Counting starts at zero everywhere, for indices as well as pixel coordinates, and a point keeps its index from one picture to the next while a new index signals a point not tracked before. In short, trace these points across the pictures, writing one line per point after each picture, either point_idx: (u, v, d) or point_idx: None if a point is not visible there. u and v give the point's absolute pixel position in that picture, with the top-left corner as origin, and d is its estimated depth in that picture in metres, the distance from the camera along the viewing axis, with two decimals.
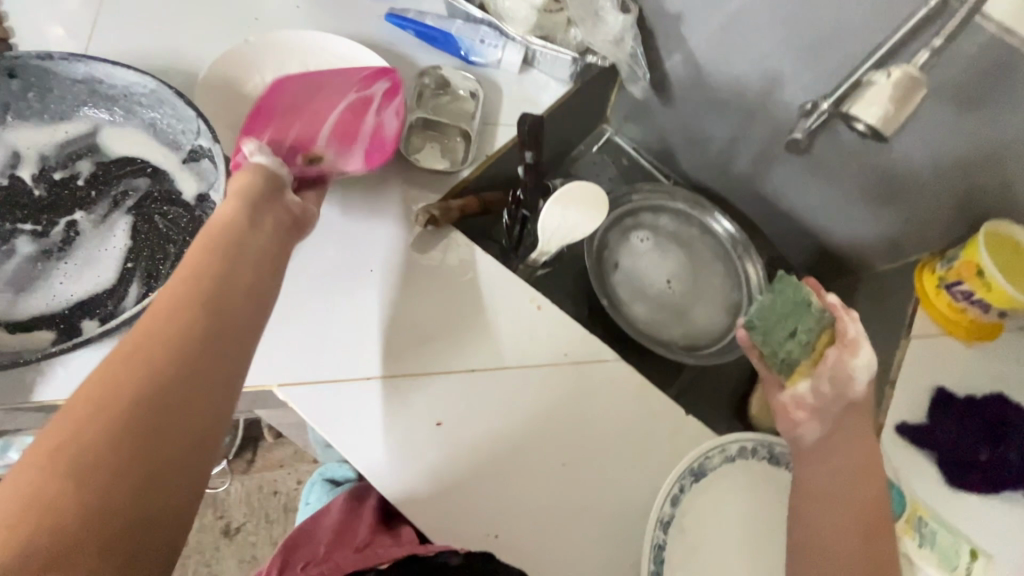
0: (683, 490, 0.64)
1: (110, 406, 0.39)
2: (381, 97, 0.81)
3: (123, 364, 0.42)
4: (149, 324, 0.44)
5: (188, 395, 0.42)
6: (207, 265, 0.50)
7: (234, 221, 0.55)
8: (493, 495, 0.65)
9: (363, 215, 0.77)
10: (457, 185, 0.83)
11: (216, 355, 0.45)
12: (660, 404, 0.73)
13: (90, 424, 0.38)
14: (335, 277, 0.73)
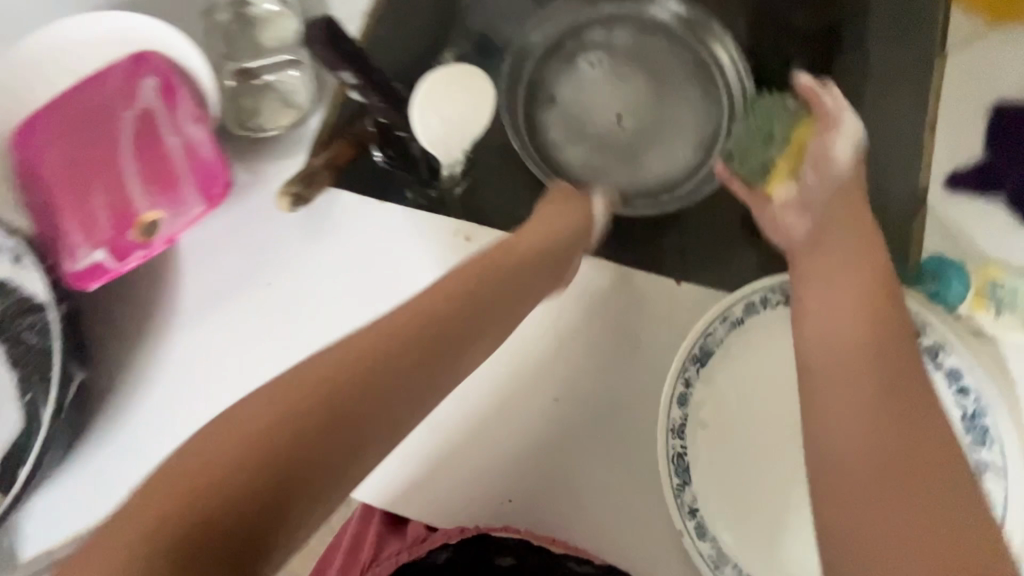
0: (690, 382, 0.55)
1: (319, 379, 0.43)
2: (161, 101, 0.62)
3: (340, 350, 0.45)
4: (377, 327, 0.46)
5: (364, 403, 0.43)
6: (417, 303, 0.49)
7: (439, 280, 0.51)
8: (497, 455, 0.61)
9: (236, 226, 0.64)
10: (316, 134, 0.67)
11: (393, 368, 0.45)
12: (641, 287, 0.63)
13: (319, 383, 0.43)
14: (240, 308, 0.63)
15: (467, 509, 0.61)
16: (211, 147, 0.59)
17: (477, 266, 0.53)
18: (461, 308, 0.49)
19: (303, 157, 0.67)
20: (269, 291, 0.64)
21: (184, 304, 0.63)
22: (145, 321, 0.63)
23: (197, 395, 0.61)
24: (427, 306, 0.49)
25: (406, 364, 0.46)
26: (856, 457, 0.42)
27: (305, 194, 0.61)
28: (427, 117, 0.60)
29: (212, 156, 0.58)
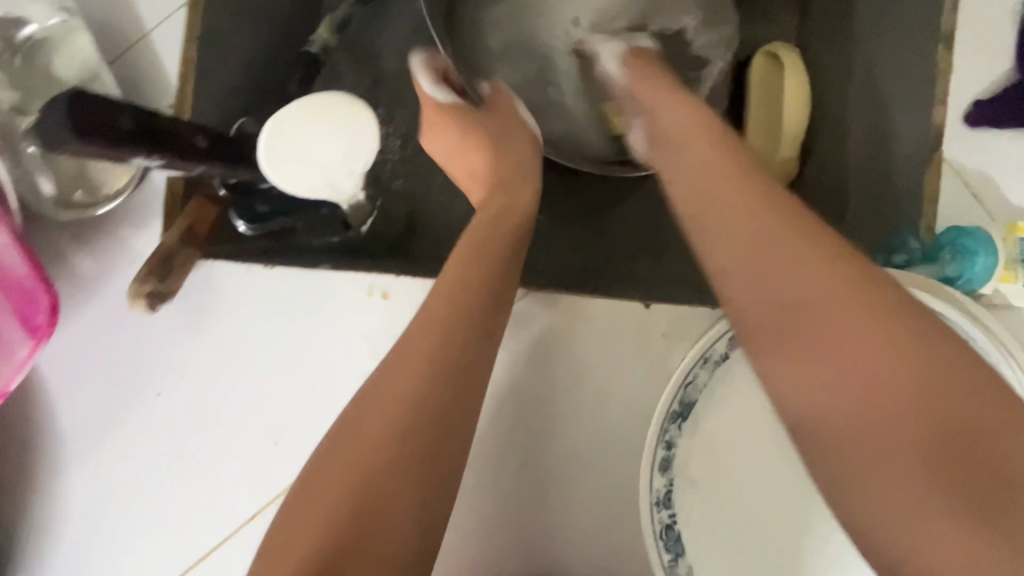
0: (672, 443, 0.47)
1: (345, 482, 0.35)
2: None
3: (357, 438, 0.36)
4: (382, 386, 0.37)
5: (406, 491, 0.35)
6: (411, 342, 0.39)
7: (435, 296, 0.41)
8: (475, 538, 0.52)
9: (106, 329, 0.52)
10: (166, 193, 0.52)
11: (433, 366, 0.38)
12: (602, 317, 0.53)
13: (345, 486, 0.34)
14: (134, 427, 0.52)
15: None
16: (21, 261, 0.44)
17: (465, 258, 0.42)
18: (471, 332, 0.39)
19: (158, 226, 0.52)
20: (161, 404, 0.52)
21: (61, 439, 0.52)
22: (16, 471, 0.51)
23: (99, 546, 0.51)
24: (430, 335, 0.39)
25: (438, 410, 0.37)
26: (923, 500, 0.29)
27: (167, 288, 0.48)
28: (290, 168, 0.44)
29: (28, 276, 0.44)
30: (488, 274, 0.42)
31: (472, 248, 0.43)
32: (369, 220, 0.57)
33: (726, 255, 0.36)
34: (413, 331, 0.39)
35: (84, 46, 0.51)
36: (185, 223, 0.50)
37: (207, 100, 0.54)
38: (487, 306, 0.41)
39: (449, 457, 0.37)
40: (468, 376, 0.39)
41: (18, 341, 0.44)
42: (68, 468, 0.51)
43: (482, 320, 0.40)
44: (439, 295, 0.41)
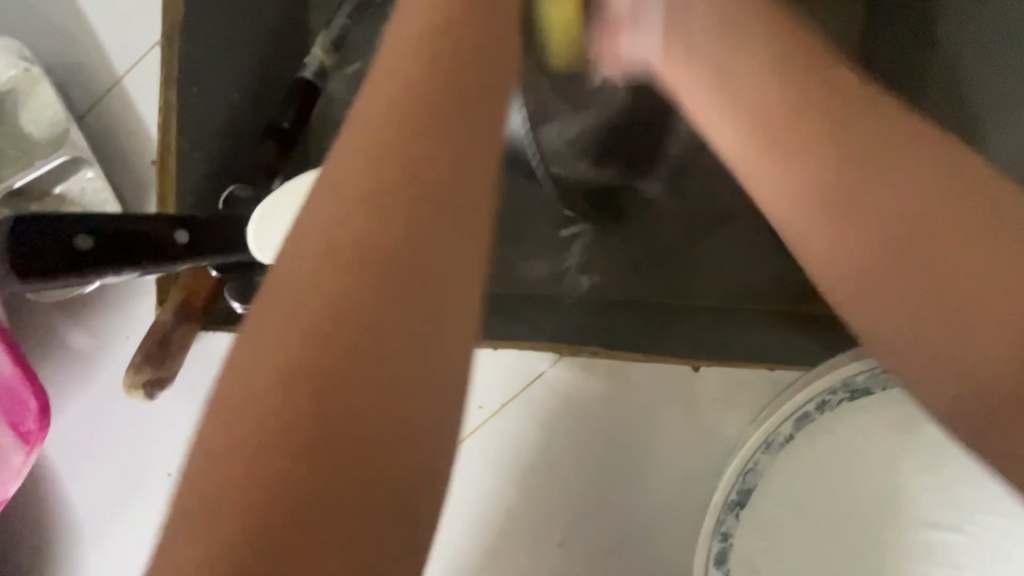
0: (729, 534, 0.42)
1: (239, 455, 0.22)
2: None
3: (247, 378, 0.23)
4: (268, 321, 0.23)
5: (341, 458, 0.22)
6: (313, 237, 0.24)
7: (340, 152, 0.26)
8: None
9: (109, 407, 0.49)
10: None
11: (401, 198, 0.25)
12: (646, 383, 0.48)
13: (243, 462, 0.22)
14: (151, 506, 0.49)
15: None
16: (4, 360, 0.40)
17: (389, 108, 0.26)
18: (406, 217, 0.24)
19: (150, 299, 0.48)
20: (174, 482, 0.49)
21: (77, 523, 0.49)
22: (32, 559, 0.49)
23: None
24: (331, 221, 0.24)
25: (383, 317, 0.24)
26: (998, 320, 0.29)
27: (166, 372, 0.45)
28: (278, 241, 0.37)
29: (13, 377, 0.40)
30: (431, 129, 0.26)
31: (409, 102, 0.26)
32: None
33: (797, 164, 0.35)
34: (313, 215, 0.24)
35: (47, 97, 0.45)
36: (180, 295, 0.45)
37: (194, 150, 0.48)
38: (438, 177, 0.25)
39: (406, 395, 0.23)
40: (399, 264, 0.24)
41: (8, 446, 0.41)
42: (86, 555, 0.49)
43: (432, 187, 0.25)
44: (344, 156, 0.25)
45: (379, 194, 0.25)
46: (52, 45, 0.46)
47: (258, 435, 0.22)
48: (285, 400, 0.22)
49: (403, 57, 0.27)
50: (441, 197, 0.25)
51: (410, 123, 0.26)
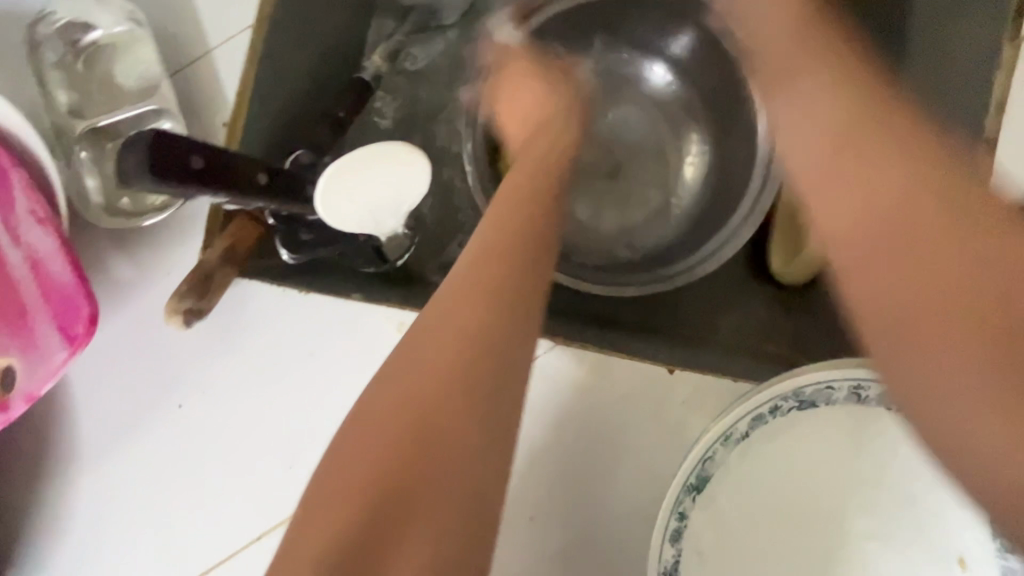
0: (685, 514, 0.47)
1: (344, 514, 0.38)
2: None
3: (361, 451, 0.40)
4: (368, 444, 0.40)
5: (413, 470, 0.39)
6: (431, 340, 0.42)
7: (437, 306, 0.43)
8: None
9: (136, 337, 0.52)
10: (210, 209, 0.52)
11: (463, 379, 0.41)
12: (625, 380, 0.54)
13: (343, 514, 0.37)
14: (156, 435, 0.52)
15: None
16: (69, 267, 0.45)
17: (467, 275, 0.44)
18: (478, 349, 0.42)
19: (197, 244, 0.52)
20: (183, 415, 0.53)
21: (83, 441, 0.52)
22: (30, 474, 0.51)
23: (98, 552, 0.51)
24: (443, 348, 0.41)
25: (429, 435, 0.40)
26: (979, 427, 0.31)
27: (206, 305, 0.49)
28: (342, 203, 0.44)
29: (75, 284, 0.44)
30: (497, 317, 0.43)
31: (491, 242, 0.45)
32: (406, 254, 0.59)
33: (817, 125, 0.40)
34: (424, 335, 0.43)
35: (143, 54, 0.51)
36: (227, 238, 0.51)
37: (260, 120, 0.54)
38: (500, 366, 0.42)
39: (454, 452, 0.40)
40: (456, 379, 0.41)
41: (54, 345, 0.44)
42: (82, 474, 0.52)
43: (500, 343, 0.42)
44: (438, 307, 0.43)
45: (450, 375, 0.41)
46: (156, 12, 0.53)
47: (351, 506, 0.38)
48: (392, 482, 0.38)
49: (467, 279, 0.44)
50: (483, 367, 0.42)
51: (497, 299, 0.43)
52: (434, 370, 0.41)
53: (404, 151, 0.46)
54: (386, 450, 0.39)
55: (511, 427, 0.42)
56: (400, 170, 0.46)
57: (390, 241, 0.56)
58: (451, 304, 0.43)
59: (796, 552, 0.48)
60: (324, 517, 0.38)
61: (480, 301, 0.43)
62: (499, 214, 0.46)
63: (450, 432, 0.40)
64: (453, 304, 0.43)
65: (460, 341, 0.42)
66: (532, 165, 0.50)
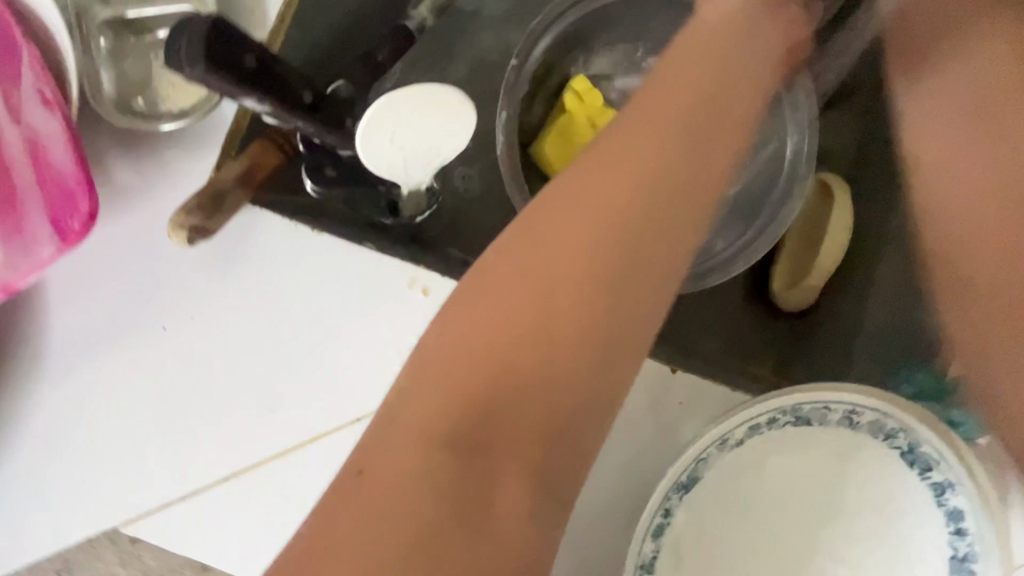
0: (670, 511, 0.47)
1: (411, 438, 0.28)
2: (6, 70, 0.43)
3: (444, 370, 0.29)
4: (452, 367, 0.29)
5: (495, 420, 0.29)
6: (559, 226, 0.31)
7: (585, 172, 0.32)
8: None
9: (128, 246, 0.49)
10: (232, 129, 0.50)
11: (586, 294, 0.30)
12: None
13: (406, 464, 0.28)
14: (137, 353, 0.49)
15: None
16: (71, 156, 0.41)
17: (624, 162, 0.32)
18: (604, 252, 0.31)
19: (210, 159, 0.49)
20: (168, 338, 0.50)
21: (58, 347, 0.49)
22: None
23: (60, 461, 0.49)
24: (576, 254, 0.30)
25: (532, 371, 0.29)
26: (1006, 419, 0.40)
27: (213, 226, 0.46)
28: (380, 142, 0.42)
29: (75, 174, 0.41)
30: (655, 212, 0.31)
31: (653, 110, 0.33)
32: (422, 215, 0.54)
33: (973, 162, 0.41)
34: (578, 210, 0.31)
35: None
36: (244, 161, 0.48)
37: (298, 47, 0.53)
38: (642, 263, 0.31)
39: (569, 377, 0.29)
40: (593, 262, 0.30)
41: (44, 236, 0.41)
42: (50, 380, 0.49)
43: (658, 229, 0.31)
44: (575, 175, 0.32)
45: (571, 289, 0.30)
46: None
47: (419, 439, 0.28)
48: (473, 411, 0.29)
49: (623, 158, 0.32)
50: (620, 300, 0.30)
51: (655, 189, 0.31)
52: (563, 269, 0.30)
53: (451, 97, 0.43)
54: (474, 376, 0.29)
55: (626, 371, 0.31)
56: (445, 118, 0.43)
57: (410, 196, 0.51)
58: (600, 188, 0.31)
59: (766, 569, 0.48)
60: (400, 417, 0.29)
61: (635, 194, 0.31)
62: (690, 89, 0.35)
63: (563, 371, 0.29)
64: (603, 189, 0.31)
65: (601, 241, 0.30)
66: (698, 43, 0.37)
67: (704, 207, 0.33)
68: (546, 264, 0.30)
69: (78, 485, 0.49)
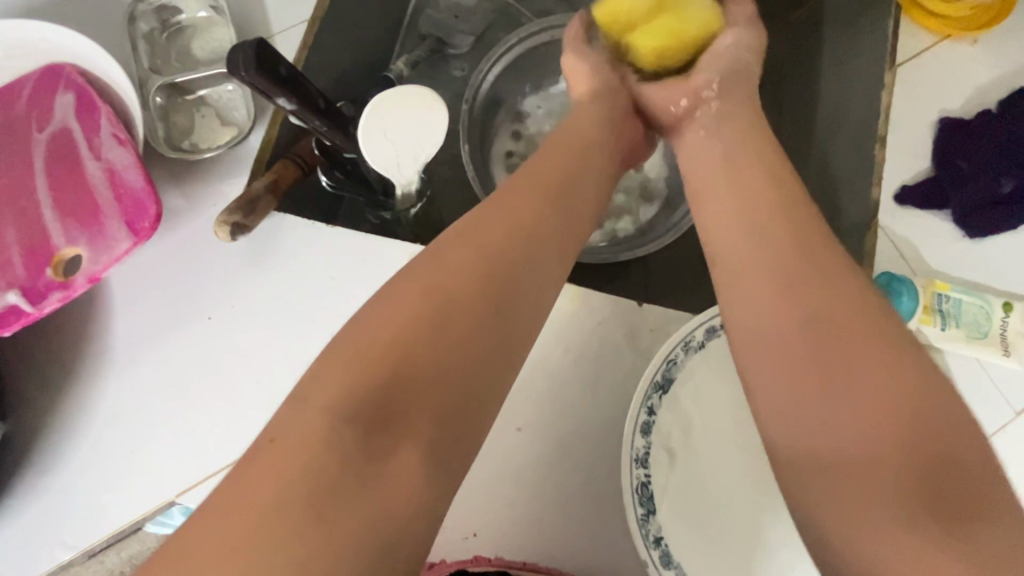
0: (653, 409, 0.55)
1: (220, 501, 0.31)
2: (78, 120, 0.57)
3: None
4: None
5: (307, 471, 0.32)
6: (453, 246, 0.42)
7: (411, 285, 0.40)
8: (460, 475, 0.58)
9: (180, 255, 0.60)
10: (258, 155, 0.62)
11: (423, 353, 0.37)
12: (601, 309, 0.62)
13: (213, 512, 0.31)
14: (184, 343, 0.59)
15: (441, 541, 0.57)
16: (135, 172, 0.54)
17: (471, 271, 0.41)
18: (476, 265, 0.41)
19: (243, 179, 0.62)
20: (210, 326, 0.59)
21: (118, 345, 0.59)
22: (66, 368, 0.59)
23: (118, 447, 0.57)
24: (411, 319, 0.38)
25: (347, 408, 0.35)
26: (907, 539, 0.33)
27: (247, 223, 0.58)
28: (375, 137, 0.55)
29: (143, 191, 0.53)
30: (473, 301, 0.40)
31: (493, 243, 0.43)
32: (414, 208, 0.66)
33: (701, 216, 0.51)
34: (464, 242, 0.43)
35: (223, 35, 0.64)
36: (271, 174, 0.59)
37: None
38: (450, 347, 0.38)
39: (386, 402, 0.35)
40: (410, 351, 0.37)
41: (116, 234, 0.53)
42: (111, 373, 0.58)
43: (523, 242, 0.44)
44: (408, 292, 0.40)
45: (405, 340, 0.38)
46: (234, 6, 0.67)
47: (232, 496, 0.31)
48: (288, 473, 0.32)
49: (443, 268, 0.41)
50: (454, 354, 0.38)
51: (482, 291, 0.41)
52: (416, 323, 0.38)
53: (428, 96, 0.56)
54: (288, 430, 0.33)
55: (446, 417, 0.37)
56: (430, 120, 0.56)
57: (403, 193, 0.62)
58: (444, 267, 0.41)
59: (737, 454, 0.58)
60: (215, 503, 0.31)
61: (471, 294, 0.40)
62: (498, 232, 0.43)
63: (378, 419, 0.35)
64: (448, 269, 0.41)
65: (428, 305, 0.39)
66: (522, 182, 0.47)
67: (531, 255, 0.44)
68: (405, 322, 0.38)
69: (128, 472, 0.56)
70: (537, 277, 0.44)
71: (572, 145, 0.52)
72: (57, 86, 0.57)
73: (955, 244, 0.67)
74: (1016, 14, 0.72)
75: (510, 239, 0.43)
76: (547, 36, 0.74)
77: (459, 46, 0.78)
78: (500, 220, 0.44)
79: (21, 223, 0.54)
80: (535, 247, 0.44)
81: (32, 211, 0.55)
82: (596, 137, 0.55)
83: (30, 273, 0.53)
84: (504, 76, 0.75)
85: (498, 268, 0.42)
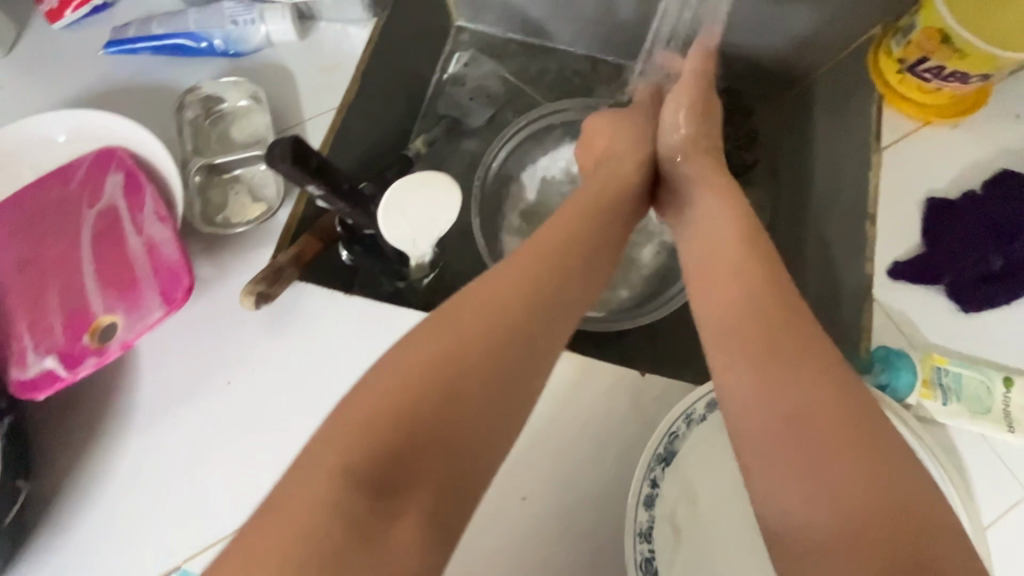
0: (656, 482, 0.55)
1: None
2: (125, 199, 0.62)
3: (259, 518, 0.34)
4: None
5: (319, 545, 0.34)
6: (468, 309, 0.47)
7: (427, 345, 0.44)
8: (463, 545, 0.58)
9: (206, 322, 0.64)
10: (284, 230, 0.67)
11: (435, 413, 0.41)
12: (605, 378, 0.64)
13: None
14: (203, 405, 0.61)
15: None
16: (172, 247, 0.58)
17: (484, 335, 0.45)
18: (490, 330, 0.46)
19: (269, 251, 0.66)
20: (229, 390, 0.62)
21: (141, 408, 0.61)
22: (90, 430, 0.61)
23: (131, 509, 0.58)
24: (426, 376, 0.42)
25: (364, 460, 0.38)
26: None
27: (270, 293, 0.61)
28: (393, 217, 0.60)
29: (179, 265, 0.57)
30: (485, 366, 0.44)
31: (506, 310, 0.47)
32: (427, 277, 0.71)
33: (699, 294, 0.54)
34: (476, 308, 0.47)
35: (259, 121, 0.71)
36: (297, 248, 0.63)
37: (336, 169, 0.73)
38: (461, 408, 0.42)
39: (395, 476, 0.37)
40: (427, 409, 0.41)
41: (152, 305, 0.57)
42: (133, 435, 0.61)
43: (526, 315, 0.48)
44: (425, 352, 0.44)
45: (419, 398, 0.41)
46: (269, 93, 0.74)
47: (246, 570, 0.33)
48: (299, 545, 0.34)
49: (459, 331, 0.45)
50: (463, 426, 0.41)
51: (494, 351, 0.45)
52: (431, 377, 0.42)
53: (445, 180, 0.61)
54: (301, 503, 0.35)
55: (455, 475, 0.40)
56: (445, 203, 0.61)
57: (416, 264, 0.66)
58: (462, 328, 0.45)
59: (741, 526, 0.58)
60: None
61: (482, 352, 0.44)
62: (510, 299, 0.48)
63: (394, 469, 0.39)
64: (466, 329, 0.45)
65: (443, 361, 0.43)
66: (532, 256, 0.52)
67: (537, 324, 0.48)
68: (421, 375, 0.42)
69: (139, 534, 0.58)
70: (542, 346, 0.48)
71: (575, 227, 0.56)
72: (108, 169, 0.63)
73: (951, 317, 0.69)
74: (993, 102, 0.77)
75: (520, 307, 0.48)
76: (555, 118, 0.80)
77: (475, 122, 0.86)
78: (512, 289, 0.49)
79: (65, 293, 0.59)
80: (541, 318, 0.48)
81: (76, 282, 0.59)
82: (597, 219, 0.58)
83: (69, 340, 0.57)
84: (514, 154, 0.81)
85: (507, 334, 0.46)
